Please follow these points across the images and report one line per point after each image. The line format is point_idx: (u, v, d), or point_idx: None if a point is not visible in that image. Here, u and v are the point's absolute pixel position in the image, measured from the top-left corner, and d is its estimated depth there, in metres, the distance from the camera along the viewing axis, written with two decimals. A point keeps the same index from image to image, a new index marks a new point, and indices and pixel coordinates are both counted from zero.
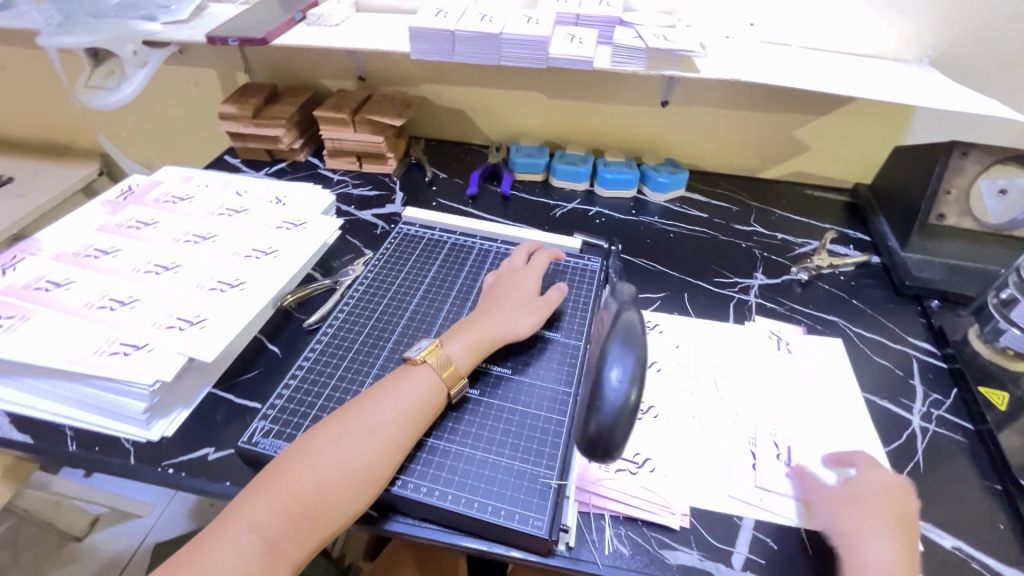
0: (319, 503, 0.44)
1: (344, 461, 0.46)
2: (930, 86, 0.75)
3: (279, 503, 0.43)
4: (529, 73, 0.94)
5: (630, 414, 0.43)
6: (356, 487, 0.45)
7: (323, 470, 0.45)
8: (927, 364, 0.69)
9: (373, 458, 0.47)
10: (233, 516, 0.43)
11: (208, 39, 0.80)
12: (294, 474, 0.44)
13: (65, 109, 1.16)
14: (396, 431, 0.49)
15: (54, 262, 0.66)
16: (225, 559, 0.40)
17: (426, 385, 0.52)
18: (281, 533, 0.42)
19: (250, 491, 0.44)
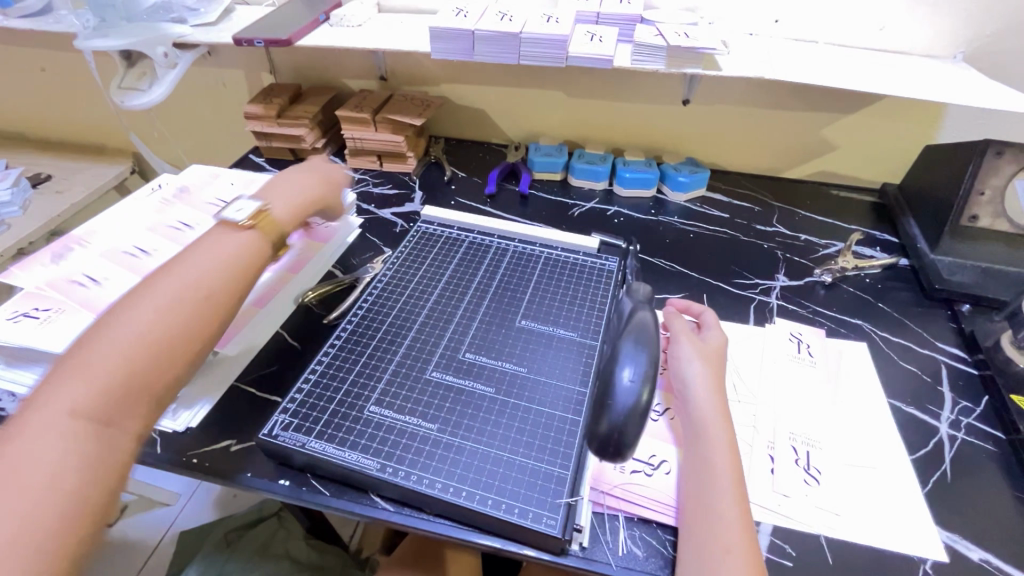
0: (146, 374, 0.44)
1: (144, 328, 0.46)
2: (963, 83, 0.73)
3: (94, 379, 0.42)
4: (549, 72, 0.94)
5: (642, 414, 0.43)
6: (178, 350, 0.47)
7: (126, 339, 0.44)
8: (956, 371, 0.66)
9: (180, 323, 0.48)
10: (37, 403, 0.40)
11: (235, 41, 0.82)
12: (104, 348, 0.43)
13: (100, 109, 1.20)
14: (199, 294, 0.50)
15: (90, 258, 0.69)
16: (46, 447, 0.38)
17: (250, 243, 0.56)
18: (107, 407, 0.42)
19: (50, 382, 0.42)
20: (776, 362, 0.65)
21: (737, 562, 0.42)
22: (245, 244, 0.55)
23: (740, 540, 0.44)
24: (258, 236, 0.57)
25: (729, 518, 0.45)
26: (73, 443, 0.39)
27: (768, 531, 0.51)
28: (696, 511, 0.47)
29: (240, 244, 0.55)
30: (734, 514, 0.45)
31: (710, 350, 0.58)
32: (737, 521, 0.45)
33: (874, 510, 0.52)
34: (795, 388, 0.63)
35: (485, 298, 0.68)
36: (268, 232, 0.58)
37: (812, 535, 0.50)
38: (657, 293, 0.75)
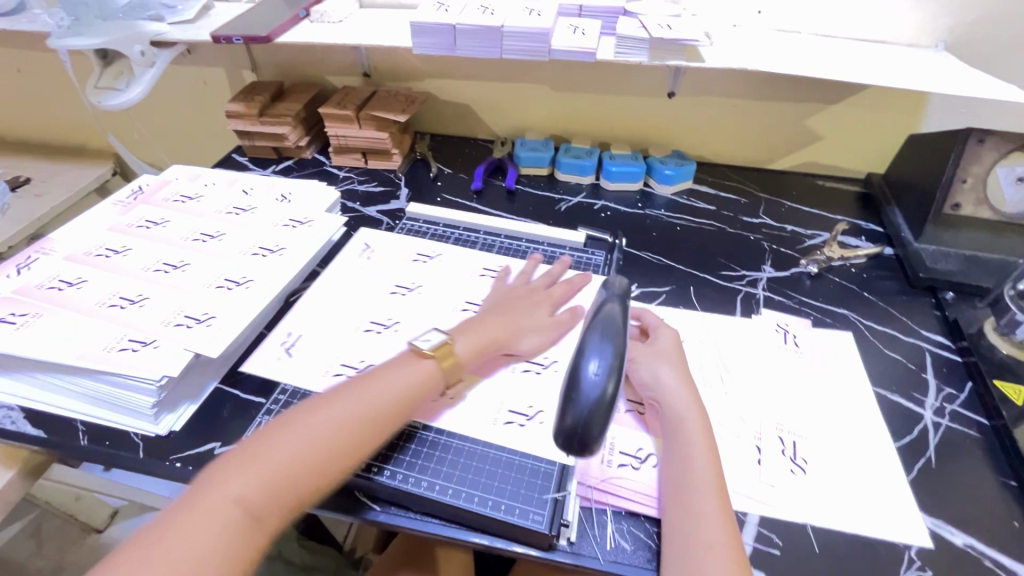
0: (301, 484, 0.44)
1: (317, 439, 0.46)
2: (945, 71, 0.73)
3: (260, 480, 0.43)
4: (534, 66, 0.93)
5: (608, 405, 0.45)
6: (338, 466, 0.46)
7: (294, 447, 0.45)
8: (940, 358, 0.67)
9: (358, 440, 0.47)
10: (207, 487, 0.42)
11: (213, 39, 0.80)
12: (275, 453, 0.44)
13: (79, 109, 1.18)
14: (370, 415, 0.49)
15: (66, 262, 0.68)
16: (201, 534, 0.40)
17: (423, 379, 0.52)
18: (261, 512, 0.42)
19: (223, 469, 0.43)
20: (763, 353, 0.66)
21: (722, 559, 0.43)
22: (422, 379, 0.52)
23: (722, 536, 0.44)
24: (437, 375, 0.53)
25: (709, 515, 0.45)
26: (220, 539, 0.40)
27: (755, 521, 0.51)
28: (677, 509, 0.47)
29: (422, 377, 0.52)
30: (714, 510, 0.46)
31: (672, 350, 0.59)
32: (717, 517, 0.45)
33: (860, 498, 0.53)
34: (782, 378, 0.63)
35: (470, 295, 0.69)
36: (450, 373, 0.54)
37: (798, 525, 0.51)
38: (644, 287, 0.75)
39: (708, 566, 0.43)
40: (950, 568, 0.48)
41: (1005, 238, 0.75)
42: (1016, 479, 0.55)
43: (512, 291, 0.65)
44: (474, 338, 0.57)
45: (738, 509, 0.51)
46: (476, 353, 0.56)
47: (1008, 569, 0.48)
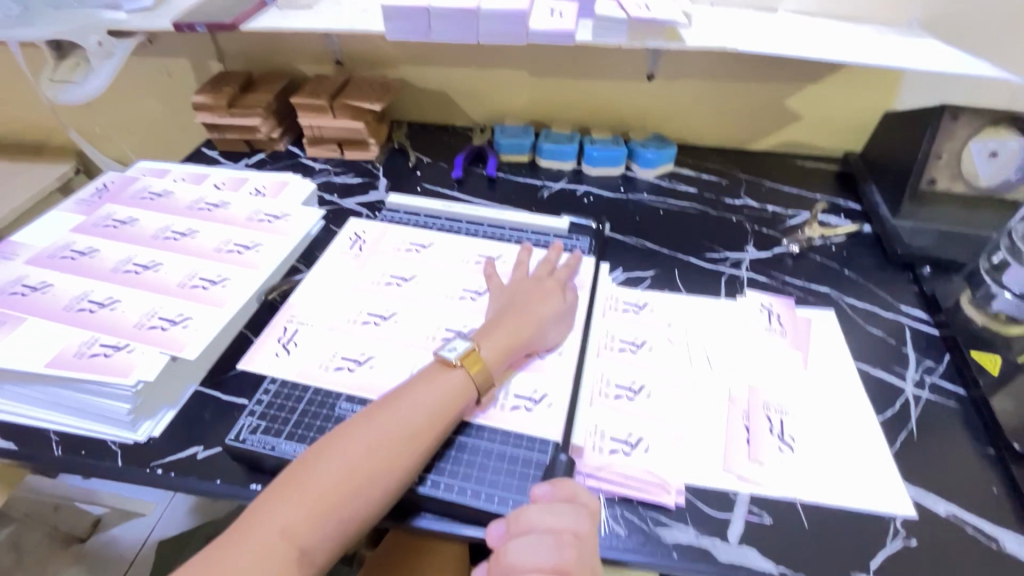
0: (349, 506, 0.44)
1: (358, 459, 0.45)
2: (920, 48, 0.74)
3: (305, 504, 0.42)
4: (511, 50, 0.91)
5: None
6: (382, 483, 0.45)
7: (339, 469, 0.44)
8: (919, 332, 0.68)
9: (400, 458, 0.46)
10: (257, 516, 0.42)
11: (175, 27, 0.77)
12: (321, 476, 0.44)
13: (37, 106, 1.13)
14: (417, 430, 0.48)
15: (29, 265, 0.64)
16: (256, 564, 0.40)
17: (459, 388, 0.52)
18: (312, 535, 0.42)
19: (268, 496, 0.43)
20: (747, 333, 0.66)
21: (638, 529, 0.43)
22: (455, 388, 0.51)
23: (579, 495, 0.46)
24: (469, 383, 0.52)
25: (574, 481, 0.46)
26: (274, 567, 0.40)
27: (745, 500, 0.52)
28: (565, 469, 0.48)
29: (456, 387, 0.51)
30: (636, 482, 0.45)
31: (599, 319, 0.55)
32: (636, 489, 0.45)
33: (847, 473, 0.54)
34: (765, 359, 0.63)
35: (453, 285, 0.68)
36: (482, 381, 0.53)
37: (787, 500, 0.51)
38: (629, 272, 0.74)
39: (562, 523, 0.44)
40: (935, 537, 0.50)
41: (978, 211, 0.77)
42: (994, 447, 0.56)
43: (517, 284, 0.64)
44: (500, 341, 0.56)
45: (729, 488, 0.52)
46: (504, 355, 0.55)
47: (988, 535, 0.50)
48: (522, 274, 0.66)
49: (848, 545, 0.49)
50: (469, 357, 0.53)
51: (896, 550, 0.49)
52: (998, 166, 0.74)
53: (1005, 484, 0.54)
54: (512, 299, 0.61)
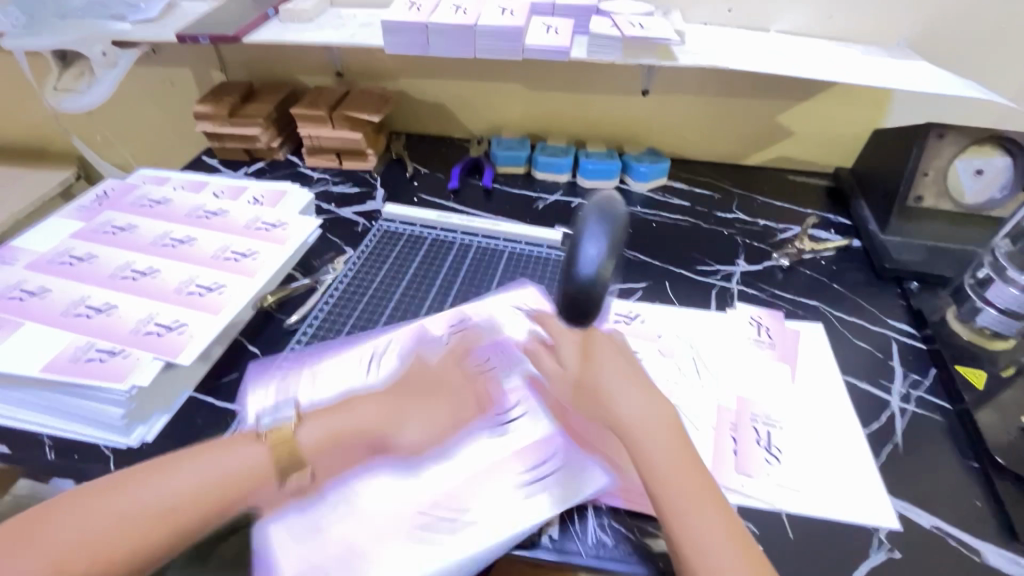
0: (153, 526, 0.43)
1: (177, 481, 0.44)
2: (906, 68, 0.75)
3: (115, 514, 0.42)
4: (508, 64, 0.93)
5: (603, 283, 0.50)
6: (194, 509, 0.44)
7: (161, 490, 0.44)
8: (906, 346, 0.69)
9: (211, 487, 0.45)
10: (60, 517, 0.42)
11: (179, 38, 0.78)
12: (139, 491, 0.44)
13: (40, 112, 1.14)
14: (260, 454, 0.48)
15: (28, 270, 0.65)
16: (37, 566, 0.40)
17: (313, 405, 0.51)
18: (116, 545, 0.42)
19: (88, 495, 0.43)
20: (737, 346, 0.67)
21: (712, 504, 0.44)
22: (321, 393, 0.52)
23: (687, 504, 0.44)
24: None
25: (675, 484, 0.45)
26: (46, 575, 0.40)
27: (732, 510, 0.52)
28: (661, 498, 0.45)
29: (320, 402, 0.52)
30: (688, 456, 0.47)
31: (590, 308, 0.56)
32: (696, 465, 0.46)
33: (834, 485, 0.54)
34: (754, 372, 0.64)
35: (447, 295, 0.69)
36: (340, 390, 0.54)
37: (773, 512, 0.52)
38: (622, 284, 0.75)
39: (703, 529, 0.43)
40: (919, 549, 0.50)
41: (965, 228, 0.78)
42: (978, 461, 0.57)
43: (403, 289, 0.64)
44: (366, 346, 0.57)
45: None
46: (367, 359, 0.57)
47: (972, 547, 0.50)
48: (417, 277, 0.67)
49: (832, 556, 0.49)
50: (329, 369, 0.54)
51: (880, 562, 0.49)
52: (983, 184, 0.76)
53: (989, 497, 0.54)
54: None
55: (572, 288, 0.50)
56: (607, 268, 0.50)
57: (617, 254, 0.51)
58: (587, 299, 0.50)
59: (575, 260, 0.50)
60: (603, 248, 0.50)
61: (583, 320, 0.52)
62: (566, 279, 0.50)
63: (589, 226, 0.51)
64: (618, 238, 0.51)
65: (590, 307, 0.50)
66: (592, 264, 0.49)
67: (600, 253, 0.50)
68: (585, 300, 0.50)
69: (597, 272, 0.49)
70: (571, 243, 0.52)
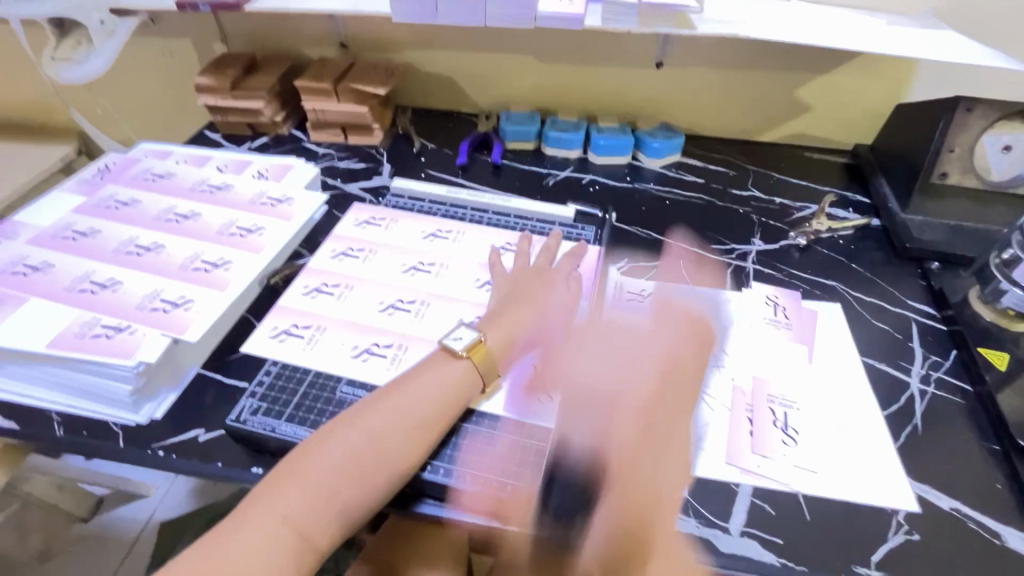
0: (349, 495, 0.44)
1: (361, 449, 0.45)
2: (934, 38, 0.72)
3: (309, 494, 0.43)
4: (518, 35, 0.90)
5: None
6: (386, 473, 0.45)
7: (338, 463, 0.44)
8: (926, 327, 0.68)
9: (403, 444, 0.47)
10: (259, 502, 0.42)
11: (177, 6, 0.76)
12: (323, 467, 0.44)
13: (39, 86, 1.12)
14: (430, 419, 0.49)
15: (31, 245, 0.64)
16: (261, 551, 0.40)
17: (464, 378, 0.52)
18: (314, 520, 0.42)
19: (276, 481, 0.43)
20: (752, 325, 0.65)
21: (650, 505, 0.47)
22: (461, 378, 0.52)
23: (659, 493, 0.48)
24: (476, 375, 0.53)
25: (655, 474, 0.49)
26: (277, 556, 0.40)
27: (747, 492, 0.51)
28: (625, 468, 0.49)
29: (459, 377, 0.52)
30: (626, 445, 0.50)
31: None
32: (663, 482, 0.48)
33: (853, 468, 0.53)
34: (769, 351, 0.63)
35: (456, 267, 0.67)
36: (488, 372, 0.53)
37: (789, 493, 0.51)
38: (635, 262, 0.74)
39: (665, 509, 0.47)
40: (938, 534, 0.49)
41: (989, 206, 0.76)
42: (999, 444, 0.56)
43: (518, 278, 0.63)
44: (504, 331, 0.56)
45: (731, 480, 0.52)
46: (506, 346, 0.56)
47: (991, 531, 0.50)
48: (523, 263, 0.66)
49: (851, 539, 0.49)
50: (477, 350, 0.53)
51: (898, 544, 0.48)
52: (1011, 161, 0.73)
53: (1010, 481, 0.53)
54: (524, 290, 0.61)
55: None
56: None
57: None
58: None
59: None
60: None
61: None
62: None
63: None
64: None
65: None
66: None
67: None
68: None
69: None
70: None
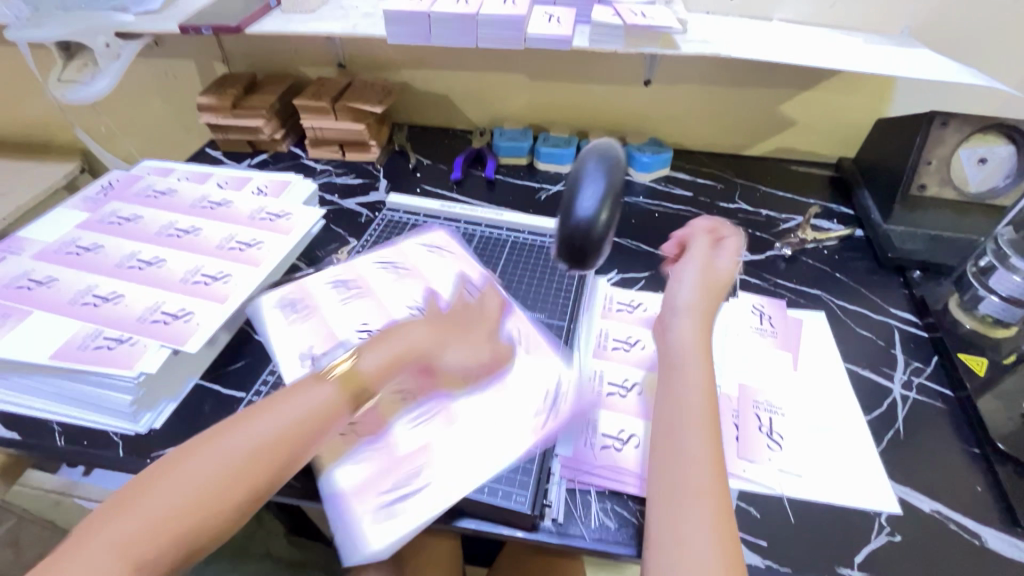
0: (185, 526, 0.37)
1: (203, 480, 0.38)
2: (909, 56, 0.75)
3: (140, 528, 0.36)
4: (510, 55, 0.93)
5: (601, 229, 0.43)
6: (230, 505, 0.39)
7: (178, 490, 0.38)
8: (908, 334, 0.69)
9: (252, 470, 0.40)
10: (87, 535, 0.36)
11: (181, 29, 0.79)
12: (160, 496, 0.38)
13: (44, 106, 1.15)
14: (281, 446, 0.42)
15: (36, 260, 0.66)
16: None
17: (327, 404, 0.44)
18: (140, 556, 0.36)
19: (108, 510, 0.37)
20: (739, 333, 0.67)
21: (699, 500, 0.39)
22: (322, 404, 0.44)
23: (710, 479, 0.40)
24: (340, 399, 0.45)
25: (694, 454, 0.41)
26: None
27: (734, 495, 0.52)
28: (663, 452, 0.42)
29: (325, 402, 0.44)
30: (698, 447, 0.41)
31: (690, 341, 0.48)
32: (706, 461, 0.41)
33: (836, 471, 0.54)
34: (755, 358, 0.64)
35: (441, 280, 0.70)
36: (359, 396, 0.46)
37: (774, 496, 0.52)
38: (625, 274, 0.76)
39: (689, 512, 0.38)
40: (919, 535, 0.50)
41: (969, 216, 0.78)
42: (979, 446, 0.57)
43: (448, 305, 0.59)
44: (386, 351, 0.48)
45: None
46: (388, 370, 0.48)
47: (971, 532, 0.51)
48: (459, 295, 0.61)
49: (834, 541, 0.50)
50: (347, 370, 0.46)
51: (880, 545, 0.50)
52: (987, 173, 0.76)
53: (990, 483, 0.55)
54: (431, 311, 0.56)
55: (566, 229, 0.44)
56: (606, 212, 0.43)
57: (616, 197, 0.44)
58: (583, 241, 0.43)
59: (570, 204, 0.44)
60: (598, 192, 0.43)
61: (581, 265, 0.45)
62: (561, 223, 0.44)
63: (589, 166, 0.44)
64: (620, 180, 0.45)
65: (584, 250, 0.43)
66: (589, 209, 0.43)
67: (596, 198, 0.43)
68: (580, 242, 0.43)
69: (594, 216, 0.43)
70: (568, 186, 0.44)
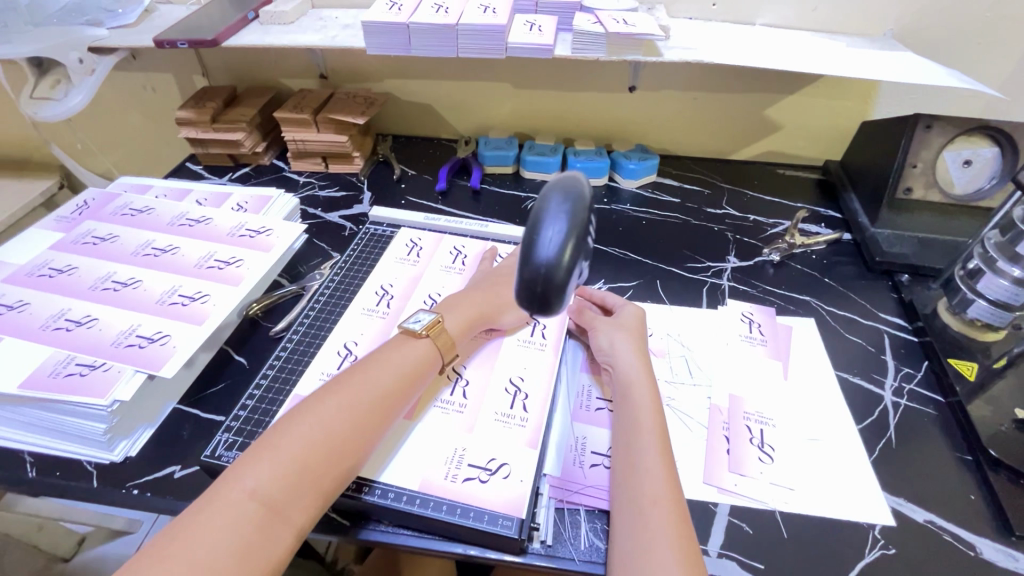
0: (317, 469, 0.44)
1: (325, 426, 0.46)
2: (892, 59, 0.75)
3: (277, 468, 0.43)
4: (494, 64, 0.92)
5: (566, 270, 0.36)
6: (350, 448, 0.46)
7: (304, 439, 0.45)
8: (898, 339, 0.69)
9: (363, 418, 0.48)
10: (227, 482, 0.43)
11: (155, 43, 0.76)
12: (290, 442, 0.45)
13: (20, 122, 1.13)
14: (388, 395, 0.50)
15: (6, 284, 0.64)
16: (227, 528, 0.40)
17: (423, 357, 0.54)
18: (285, 497, 0.42)
19: (244, 460, 0.44)
20: (728, 342, 0.66)
21: (661, 510, 0.45)
22: (418, 357, 0.54)
23: (664, 489, 0.46)
24: (433, 351, 0.55)
25: (653, 469, 0.47)
26: (244, 529, 0.40)
27: (725, 511, 0.52)
28: (625, 469, 0.49)
29: (421, 355, 0.54)
30: (657, 467, 0.48)
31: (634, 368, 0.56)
32: (661, 474, 0.47)
33: (829, 483, 0.54)
34: (744, 368, 0.64)
35: (420, 294, 0.69)
36: (446, 348, 0.56)
37: (766, 511, 0.52)
38: (612, 283, 0.75)
39: (651, 519, 0.44)
40: (914, 547, 0.50)
41: (954, 219, 0.78)
42: (971, 454, 0.57)
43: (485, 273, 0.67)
44: (463, 313, 0.60)
45: (709, 499, 0.52)
46: (465, 329, 0.59)
47: (967, 543, 0.50)
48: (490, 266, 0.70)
49: (828, 555, 0.49)
50: (434, 327, 0.56)
51: (875, 559, 0.49)
52: (972, 175, 0.75)
53: (984, 491, 0.54)
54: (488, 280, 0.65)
55: (525, 273, 0.36)
56: (571, 252, 0.36)
57: (584, 235, 0.37)
58: (545, 286, 0.36)
59: (530, 241, 0.37)
60: (564, 227, 0.36)
61: (543, 313, 0.38)
62: (521, 264, 0.37)
63: (552, 202, 0.37)
64: (585, 215, 0.38)
65: (549, 297, 0.36)
66: (552, 247, 0.36)
67: (561, 234, 0.36)
68: (543, 288, 0.36)
69: (558, 255, 0.36)
70: (528, 222, 0.38)
